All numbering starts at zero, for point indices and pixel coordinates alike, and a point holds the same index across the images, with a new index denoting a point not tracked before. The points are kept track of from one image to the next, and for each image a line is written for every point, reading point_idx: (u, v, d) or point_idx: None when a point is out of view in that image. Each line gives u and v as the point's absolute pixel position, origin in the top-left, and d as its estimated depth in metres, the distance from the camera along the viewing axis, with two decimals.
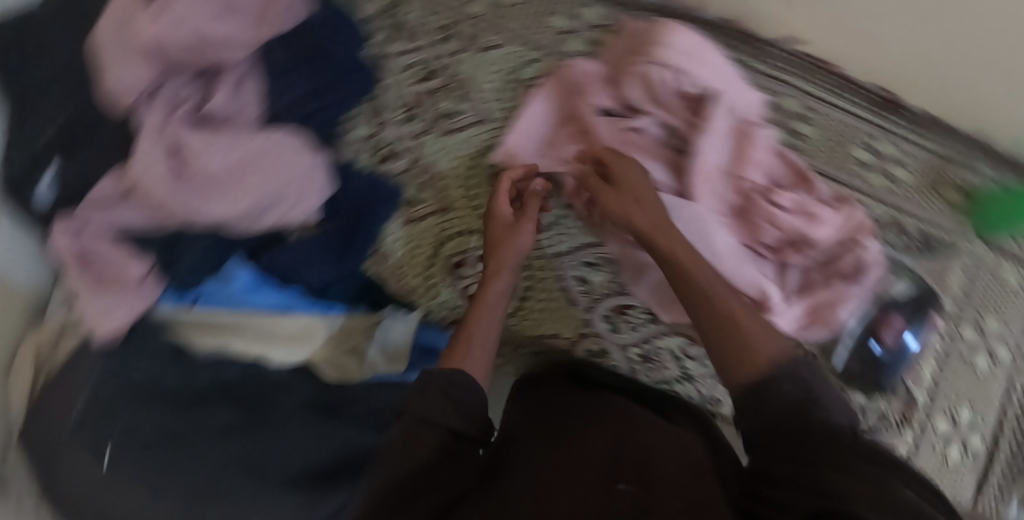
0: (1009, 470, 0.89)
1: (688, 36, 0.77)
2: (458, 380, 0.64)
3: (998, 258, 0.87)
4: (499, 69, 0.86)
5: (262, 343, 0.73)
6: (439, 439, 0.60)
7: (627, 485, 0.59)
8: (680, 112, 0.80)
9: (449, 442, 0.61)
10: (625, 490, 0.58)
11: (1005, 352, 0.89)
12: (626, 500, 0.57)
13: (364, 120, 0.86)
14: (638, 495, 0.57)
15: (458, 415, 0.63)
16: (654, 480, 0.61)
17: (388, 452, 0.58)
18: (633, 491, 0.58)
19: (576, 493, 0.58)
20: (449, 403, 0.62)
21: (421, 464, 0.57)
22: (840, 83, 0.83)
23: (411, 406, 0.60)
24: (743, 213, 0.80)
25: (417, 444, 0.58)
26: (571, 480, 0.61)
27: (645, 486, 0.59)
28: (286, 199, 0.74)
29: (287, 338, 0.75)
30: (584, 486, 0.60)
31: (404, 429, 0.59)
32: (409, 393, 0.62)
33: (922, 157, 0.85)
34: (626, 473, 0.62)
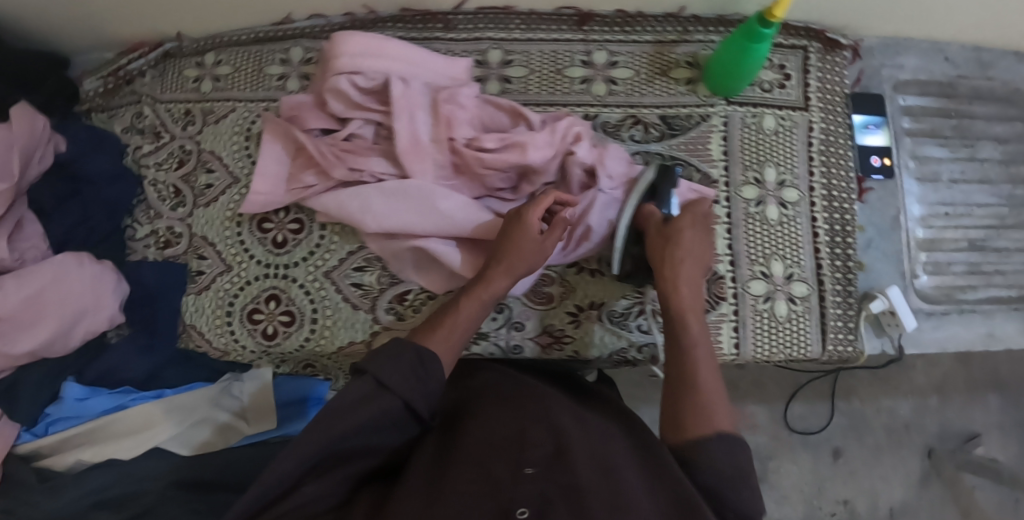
0: (838, 300, 0.89)
1: (362, 38, 0.83)
2: (425, 355, 0.63)
3: (745, 110, 0.91)
4: (239, 129, 0.92)
5: (125, 449, 0.83)
6: (384, 402, 0.58)
7: (535, 467, 0.52)
8: (382, 104, 0.85)
9: (393, 410, 0.59)
10: (534, 473, 0.52)
11: (790, 193, 0.90)
12: (533, 485, 0.50)
13: (141, 220, 0.91)
14: (544, 479, 0.51)
15: (396, 382, 0.60)
16: (569, 464, 0.53)
17: (350, 391, 0.59)
18: (544, 474, 0.52)
19: (486, 474, 0.52)
20: (406, 363, 0.61)
21: (356, 423, 0.56)
22: (529, 18, 0.90)
23: (375, 365, 0.61)
24: (463, 169, 0.83)
25: (364, 397, 0.58)
26: (490, 450, 0.56)
27: (553, 471, 0.52)
28: (87, 309, 0.82)
29: (137, 439, 0.84)
30: (492, 463, 0.53)
31: (353, 391, 0.59)
32: (374, 354, 0.62)
33: (632, 51, 0.91)
34: (535, 454, 0.55)
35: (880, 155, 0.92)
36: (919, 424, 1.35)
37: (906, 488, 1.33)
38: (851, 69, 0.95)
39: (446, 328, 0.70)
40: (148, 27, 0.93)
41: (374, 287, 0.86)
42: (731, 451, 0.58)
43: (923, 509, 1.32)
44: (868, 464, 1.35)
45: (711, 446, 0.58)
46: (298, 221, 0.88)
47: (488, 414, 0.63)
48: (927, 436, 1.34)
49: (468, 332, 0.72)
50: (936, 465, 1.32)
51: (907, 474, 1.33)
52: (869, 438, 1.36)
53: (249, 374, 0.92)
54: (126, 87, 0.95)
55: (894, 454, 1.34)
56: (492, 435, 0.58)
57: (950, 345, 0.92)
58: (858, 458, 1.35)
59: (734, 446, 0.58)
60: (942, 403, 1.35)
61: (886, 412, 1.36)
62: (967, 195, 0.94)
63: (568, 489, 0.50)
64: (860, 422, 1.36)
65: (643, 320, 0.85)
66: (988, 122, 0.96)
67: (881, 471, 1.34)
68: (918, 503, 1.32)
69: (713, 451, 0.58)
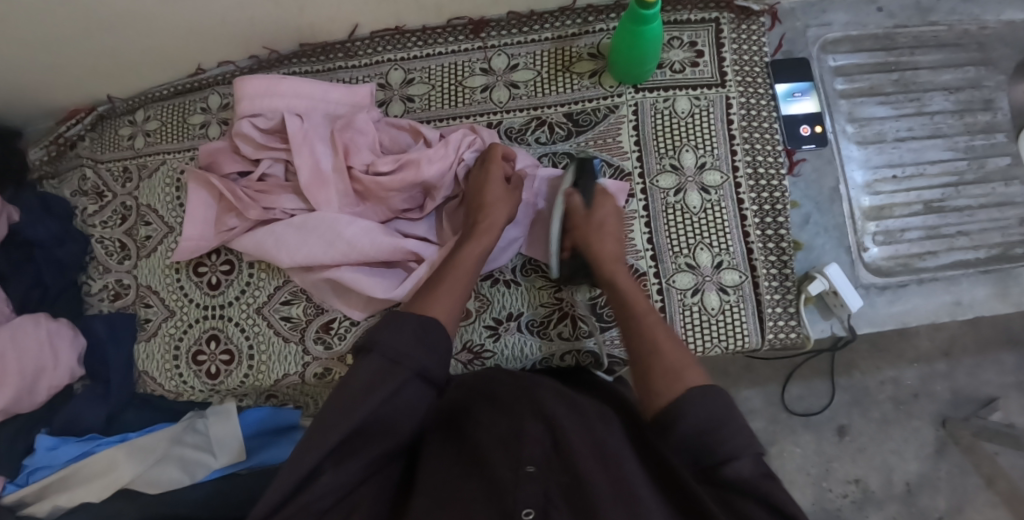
0: (774, 285, 0.83)
1: (257, 80, 0.85)
2: (428, 322, 0.61)
3: (655, 95, 0.87)
4: (171, 181, 0.96)
5: (94, 491, 0.88)
6: (396, 377, 0.57)
7: (535, 465, 0.52)
8: (286, 142, 0.87)
9: (404, 386, 0.57)
10: (534, 472, 0.51)
11: (711, 177, 0.85)
12: (534, 485, 0.50)
13: (93, 275, 0.97)
14: (545, 480, 0.51)
15: (403, 356, 0.58)
16: (571, 462, 0.53)
17: (360, 370, 0.57)
18: (544, 474, 0.51)
19: (486, 477, 0.52)
20: (413, 333, 0.60)
21: (377, 403, 0.55)
22: (425, 34, 0.91)
23: (380, 339, 0.58)
24: (366, 194, 0.84)
25: (375, 376, 0.56)
26: (491, 450, 0.56)
27: (555, 472, 0.52)
28: (45, 367, 0.89)
29: (105, 480, 0.89)
30: (493, 463, 0.54)
31: (360, 370, 0.57)
32: (375, 326, 0.60)
33: (531, 51, 0.89)
34: (533, 451, 0.54)
35: (811, 124, 0.87)
36: (927, 391, 1.23)
37: (922, 461, 1.21)
38: (770, 36, 0.90)
39: (443, 288, 0.68)
40: (80, 94, 0.98)
41: (302, 319, 0.89)
42: (710, 401, 0.57)
43: (942, 480, 1.20)
44: (877, 440, 1.22)
45: (691, 403, 0.57)
46: (234, 262, 0.92)
47: (489, 410, 0.63)
48: (938, 403, 1.23)
49: (466, 292, 0.70)
50: (952, 434, 1.21)
51: (921, 446, 1.22)
52: (875, 412, 1.23)
53: (211, 410, 0.96)
54: (71, 152, 1.02)
55: (904, 427, 1.23)
56: (490, 433, 0.58)
57: (912, 319, 0.85)
58: (866, 433, 1.22)
59: (711, 395, 0.57)
60: (950, 366, 1.24)
61: (890, 383, 1.24)
62: (918, 153, 0.91)
63: (571, 490, 0.50)
64: (864, 397, 1.23)
65: (566, 325, 0.83)
66: (933, 71, 0.92)
67: (892, 446, 1.22)
68: (937, 475, 1.20)
69: (694, 408, 0.57)
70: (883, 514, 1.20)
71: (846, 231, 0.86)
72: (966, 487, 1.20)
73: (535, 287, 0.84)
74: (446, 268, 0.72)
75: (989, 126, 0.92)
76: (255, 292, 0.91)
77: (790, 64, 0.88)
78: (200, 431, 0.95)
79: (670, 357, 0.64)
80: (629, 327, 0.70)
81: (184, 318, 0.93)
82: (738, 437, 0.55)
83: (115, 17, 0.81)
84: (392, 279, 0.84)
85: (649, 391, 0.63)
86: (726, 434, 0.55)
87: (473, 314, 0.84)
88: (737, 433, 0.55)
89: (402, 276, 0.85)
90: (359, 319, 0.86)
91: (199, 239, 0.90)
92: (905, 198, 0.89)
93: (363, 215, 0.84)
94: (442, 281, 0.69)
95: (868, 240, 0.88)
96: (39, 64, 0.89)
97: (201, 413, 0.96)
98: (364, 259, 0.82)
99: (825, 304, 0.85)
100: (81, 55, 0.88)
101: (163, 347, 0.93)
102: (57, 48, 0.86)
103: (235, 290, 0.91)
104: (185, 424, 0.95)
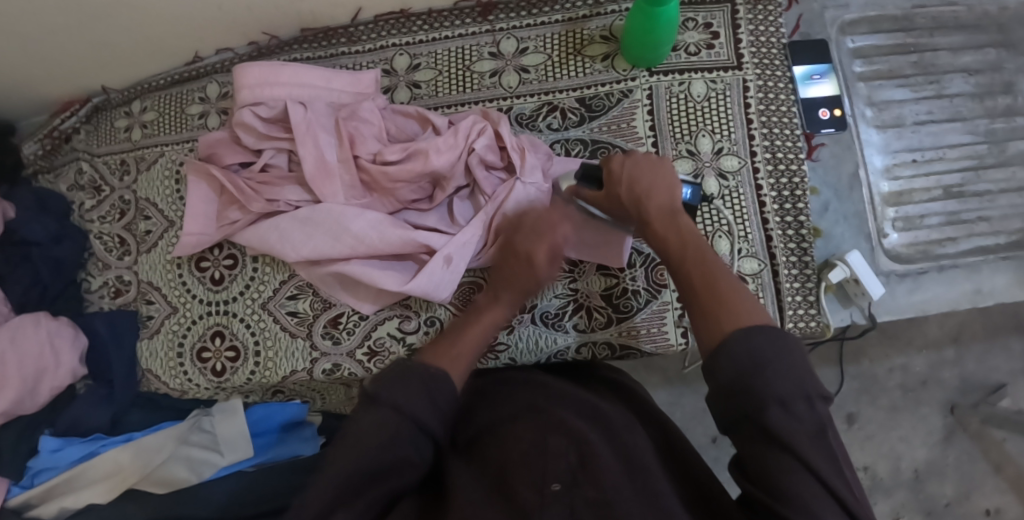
0: (793, 274, 0.81)
1: (258, 68, 0.82)
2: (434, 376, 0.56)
3: (670, 78, 0.84)
4: (169, 174, 0.93)
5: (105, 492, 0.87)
6: (399, 422, 0.51)
7: (561, 483, 0.51)
8: (289, 131, 0.84)
9: (408, 433, 0.52)
10: (558, 490, 0.50)
11: (729, 162, 0.82)
12: (559, 505, 0.49)
13: (93, 272, 0.94)
14: (569, 496, 0.49)
15: (408, 405, 0.52)
16: (593, 475, 0.51)
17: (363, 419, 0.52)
18: (570, 491, 0.50)
19: (511, 494, 0.51)
20: (420, 387, 0.54)
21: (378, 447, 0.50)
22: (430, 17, 0.88)
23: (385, 392, 0.53)
24: (373, 185, 0.81)
25: (377, 424, 0.51)
26: (514, 464, 0.54)
27: (580, 485, 0.50)
28: (47, 367, 0.86)
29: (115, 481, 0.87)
30: (517, 481, 0.52)
31: (363, 417, 0.52)
32: (379, 379, 0.54)
33: (542, 34, 0.87)
34: (557, 465, 0.53)
35: (830, 107, 0.85)
36: (937, 379, 1.22)
37: (931, 449, 1.20)
38: (787, 17, 0.87)
39: (460, 345, 0.64)
40: (72, 86, 0.95)
41: (309, 314, 0.86)
42: (753, 338, 0.50)
43: (952, 467, 1.19)
44: (886, 427, 1.21)
45: (734, 341, 0.51)
46: (238, 256, 0.89)
47: (512, 427, 0.60)
48: (947, 390, 1.22)
49: (475, 352, 0.64)
50: (960, 420, 1.20)
51: (929, 433, 1.21)
52: (885, 399, 1.22)
53: (216, 408, 0.93)
54: (65, 145, 0.98)
55: (914, 414, 1.21)
56: (513, 448, 0.56)
57: (931, 306, 0.84)
58: (875, 421, 1.21)
59: (760, 339, 0.50)
60: (958, 354, 1.22)
61: (900, 370, 1.22)
62: (937, 137, 0.88)
63: (597, 508, 0.49)
64: (872, 384, 1.22)
65: (581, 317, 0.81)
66: (953, 53, 0.90)
67: (902, 433, 1.21)
68: (946, 462, 1.20)
69: (733, 347, 0.50)
70: (891, 501, 1.19)
71: (866, 218, 0.84)
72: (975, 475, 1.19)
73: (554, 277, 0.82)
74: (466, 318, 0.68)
75: (1009, 109, 0.90)
76: (260, 287, 0.88)
77: (808, 46, 0.86)
78: (205, 430, 0.92)
79: (720, 289, 0.56)
80: (671, 260, 0.63)
81: (187, 314, 0.90)
82: (783, 379, 0.48)
83: (110, 3, 0.77)
84: (404, 272, 0.81)
85: (695, 323, 0.57)
86: (762, 374, 0.48)
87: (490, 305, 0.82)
88: (777, 373, 0.48)
89: (414, 268, 0.81)
90: (369, 313, 0.84)
91: (201, 233, 0.87)
92: (926, 184, 0.87)
93: (370, 205, 0.81)
94: (459, 338, 0.65)
95: (888, 227, 0.86)
96: (28, 55, 0.85)
97: (201, 412, 0.93)
98: (373, 252, 0.79)
99: (845, 293, 0.83)
100: (73, 45, 0.85)
101: (167, 343, 0.91)
102: (48, 38, 0.82)
103: (240, 284, 0.89)
104: (186, 424, 0.92)
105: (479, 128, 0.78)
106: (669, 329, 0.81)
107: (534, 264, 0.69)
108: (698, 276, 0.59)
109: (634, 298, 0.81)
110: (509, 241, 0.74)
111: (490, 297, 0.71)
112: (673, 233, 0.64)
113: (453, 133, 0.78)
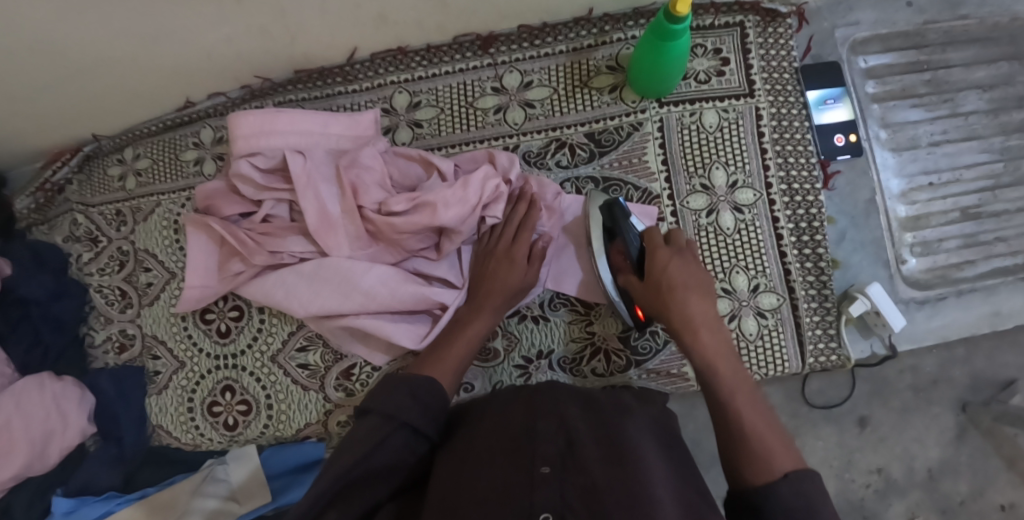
0: (813, 306, 0.79)
1: (253, 116, 0.79)
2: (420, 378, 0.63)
3: (681, 109, 0.81)
4: (167, 224, 0.90)
5: None
6: (388, 425, 0.57)
7: (550, 466, 0.50)
8: (288, 181, 0.81)
9: (397, 434, 0.57)
10: (548, 473, 0.49)
11: (743, 195, 0.80)
12: (552, 489, 0.48)
13: (95, 326, 0.91)
14: (559, 480, 0.49)
15: (399, 409, 0.58)
16: (581, 462, 0.51)
17: (356, 430, 0.58)
18: (558, 475, 0.49)
19: (500, 478, 0.51)
20: (406, 393, 0.60)
21: (365, 447, 0.54)
22: (429, 53, 0.84)
23: (376, 403, 0.59)
24: (379, 235, 0.78)
25: (369, 429, 0.56)
26: (501, 454, 0.54)
27: (569, 471, 0.50)
28: (55, 429, 0.84)
29: None
30: (510, 467, 0.52)
31: (359, 426, 0.58)
32: (373, 392, 0.61)
33: (546, 66, 0.84)
34: (546, 450, 0.53)
35: (845, 132, 0.82)
36: (947, 376, 1.03)
37: (944, 447, 1.01)
38: (797, 39, 0.85)
39: (445, 355, 0.69)
40: (58, 137, 0.91)
41: (320, 366, 0.85)
42: (804, 487, 0.49)
43: (965, 466, 1.01)
44: (899, 429, 1.02)
45: (780, 484, 0.50)
46: (244, 308, 0.87)
47: (498, 416, 0.62)
48: (958, 389, 1.02)
49: (466, 356, 0.71)
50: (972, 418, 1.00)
51: (941, 432, 1.02)
52: (895, 401, 1.03)
53: (232, 454, 0.86)
54: (59, 197, 0.94)
55: (925, 414, 1.02)
56: (503, 437, 0.57)
57: (951, 332, 0.83)
58: (888, 423, 1.02)
59: (806, 482, 0.50)
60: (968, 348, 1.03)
61: (909, 372, 1.03)
62: (953, 157, 0.86)
63: (586, 493, 0.47)
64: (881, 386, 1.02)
65: (599, 361, 0.79)
66: (966, 69, 0.87)
67: (912, 433, 1.02)
68: (959, 460, 1.01)
69: (781, 492, 0.50)
70: None
71: (882, 244, 0.83)
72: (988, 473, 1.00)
73: (571, 323, 0.80)
74: (454, 332, 0.73)
75: None
76: (268, 339, 0.86)
77: (821, 69, 0.83)
78: (221, 479, 0.85)
79: (756, 429, 0.55)
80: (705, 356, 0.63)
81: (195, 368, 0.88)
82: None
83: (94, 56, 0.74)
84: (417, 325, 0.79)
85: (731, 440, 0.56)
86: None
87: (508, 352, 0.80)
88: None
89: (429, 321, 0.80)
90: (382, 364, 0.82)
91: (204, 287, 0.85)
92: (944, 207, 0.86)
93: (379, 255, 0.79)
94: (447, 347, 0.71)
95: (905, 251, 0.85)
96: (12, 112, 0.82)
97: (212, 462, 0.86)
98: (385, 307, 0.77)
99: (865, 324, 0.82)
100: (58, 97, 0.81)
101: (176, 399, 0.89)
102: (30, 95, 0.79)
103: (248, 336, 0.87)
104: (197, 476, 0.85)
105: (487, 172, 0.76)
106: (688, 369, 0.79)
107: (515, 275, 0.74)
108: (739, 411, 0.57)
109: (652, 340, 0.80)
110: (495, 261, 0.75)
111: (474, 306, 0.75)
112: (717, 350, 0.62)
113: (463, 179, 0.75)
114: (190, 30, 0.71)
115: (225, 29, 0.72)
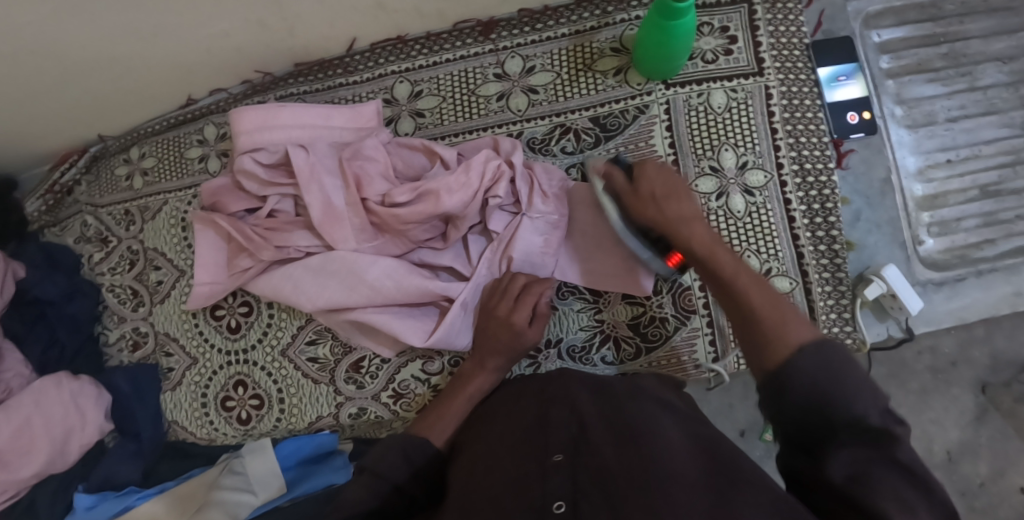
0: (827, 290, 0.77)
1: (255, 112, 0.78)
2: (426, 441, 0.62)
3: (688, 90, 0.79)
4: (175, 221, 0.90)
5: None
6: (380, 490, 0.57)
7: (563, 454, 0.49)
8: (292, 176, 0.80)
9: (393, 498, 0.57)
10: (560, 461, 0.48)
11: (754, 177, 0.78)
12: (562, 475, 0.47)
13: (109, 325, 0.92)
14: (574, 466, 0.48)
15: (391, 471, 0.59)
16: (595, 446, 0.50)
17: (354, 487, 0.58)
18: (572, 462, 0.48)
19: (512, 471, 0.50)
20: (401, 453, 0.60)
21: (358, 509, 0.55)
22: (429, 41, 0.84)
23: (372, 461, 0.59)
24: (384, 227, 0.77)
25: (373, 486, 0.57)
26: (518, 443, 0.54)
27: (583, 456, 0.49)
28: (73, 426, 0.85)
29: None
30: (523, 458, 0.51)
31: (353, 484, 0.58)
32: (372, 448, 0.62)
33: (549, 50, 0.82)
34: (559, 437, 0.52)
35: (858, 110, 0.80)
36: (967, 358, 0.90)
37: (964, 429, 0.90)
38: (808, 14, 0.83)
39: (447, 415, 0.68)
40: (69, 138, 0.92)
41: (330, 359, 0.85)
42: (823, 354, 0.46)
43: (986, 447, 0.89)
44: (917, 410, 0.90)
45: (802, 359, 0.46)
46: (256, 303, 0.88)
47: (511, 408, 0.61)
48: (979, 370, 0.90)
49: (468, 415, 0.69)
50: (993, 399, 0.89)
51: (960, 414, 0.90)
52: (914, 383, 0.91)
53: (248, 447, 0.85)
54: (67, 199, 0.96)
55: (944, 396, 0.90)
56: (513, 428, 0.57)
57: (970, 314, 0.82)
58: (907, 405, 0.90)
59: (827, 352, 0.46)
60: (990, 327, 0.91)
61: (927, 352, 0.90)
62: (971, 133, 0.84)
63: (601, 474, 0.46)
64: (897, 367, 0.91)
65: (609, 349, 0.79)
66: (984, 41, 0.84)
67: (931, 415, 0.90)
68: (979, 443, 0.89)
69: (804, 364, 0.46)
70: None
71: (895, 225, 0.82)
72: (1010, 455, 0.89)
73: (580, 308, 0.80)
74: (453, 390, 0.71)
75: None
76: (278, 331, 0.87)
77: (832, 45, 0.81)
78: (239, 472, 0.84)
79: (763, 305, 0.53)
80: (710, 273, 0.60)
81: (205, 363, 0.89)
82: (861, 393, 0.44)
83: (99, 57, 0.74)
84: (424, 319, 0.79)
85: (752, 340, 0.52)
86: (841, 398, 0.44)
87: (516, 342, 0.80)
88: (859, 389, 0.44)
89: (435, 314, 0.80)
90: (390, 357, 0.83)
91: (214, 283, 0.85)
92: (961, 185, 0.83)
93: (384, 245, 0.78)
94: (447, 406, 0.69)
95: (919, 233, 0.83)
96: (23, 115, 0.83)
97: (224, 459, 0.86)
98: (392, 302, 0.77)
99: (881, 307, 0.82)
100: (66, 99, 0.81)
101: (190, 395, 0.89)
102: (35, 96, 0.79)
103: (258, 329, 0.87)
104: (215, 469, 0.85)
105: (487, 157, 0.75)
106: (700, 356, 0.78)
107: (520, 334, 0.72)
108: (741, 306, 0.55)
109: (662, 327, 0.79)
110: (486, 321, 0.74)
111: (475, 362, 0.73)
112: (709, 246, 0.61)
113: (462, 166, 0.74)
114: (192, 24, 0.71)
115: (226, 24, 0.72)
